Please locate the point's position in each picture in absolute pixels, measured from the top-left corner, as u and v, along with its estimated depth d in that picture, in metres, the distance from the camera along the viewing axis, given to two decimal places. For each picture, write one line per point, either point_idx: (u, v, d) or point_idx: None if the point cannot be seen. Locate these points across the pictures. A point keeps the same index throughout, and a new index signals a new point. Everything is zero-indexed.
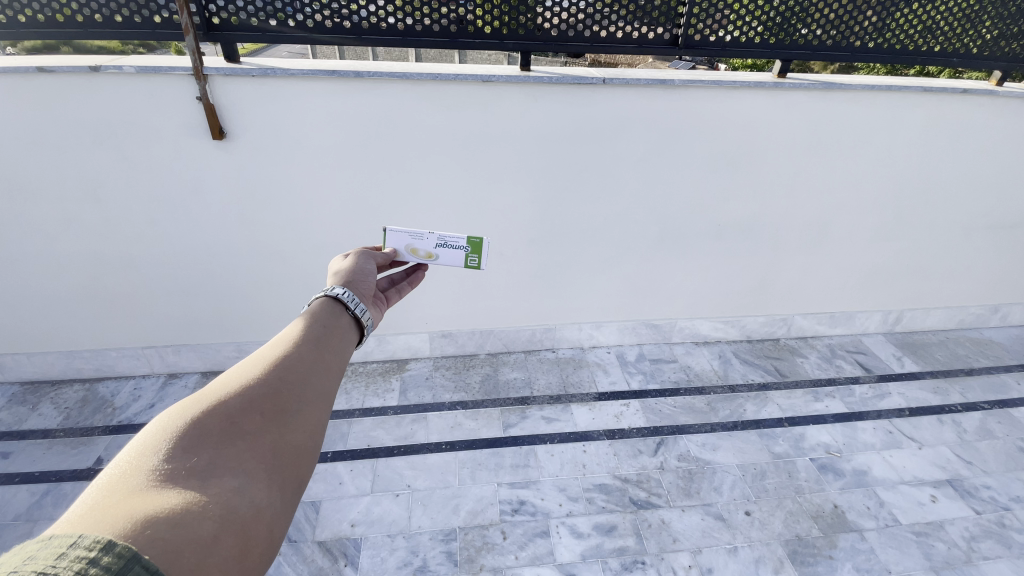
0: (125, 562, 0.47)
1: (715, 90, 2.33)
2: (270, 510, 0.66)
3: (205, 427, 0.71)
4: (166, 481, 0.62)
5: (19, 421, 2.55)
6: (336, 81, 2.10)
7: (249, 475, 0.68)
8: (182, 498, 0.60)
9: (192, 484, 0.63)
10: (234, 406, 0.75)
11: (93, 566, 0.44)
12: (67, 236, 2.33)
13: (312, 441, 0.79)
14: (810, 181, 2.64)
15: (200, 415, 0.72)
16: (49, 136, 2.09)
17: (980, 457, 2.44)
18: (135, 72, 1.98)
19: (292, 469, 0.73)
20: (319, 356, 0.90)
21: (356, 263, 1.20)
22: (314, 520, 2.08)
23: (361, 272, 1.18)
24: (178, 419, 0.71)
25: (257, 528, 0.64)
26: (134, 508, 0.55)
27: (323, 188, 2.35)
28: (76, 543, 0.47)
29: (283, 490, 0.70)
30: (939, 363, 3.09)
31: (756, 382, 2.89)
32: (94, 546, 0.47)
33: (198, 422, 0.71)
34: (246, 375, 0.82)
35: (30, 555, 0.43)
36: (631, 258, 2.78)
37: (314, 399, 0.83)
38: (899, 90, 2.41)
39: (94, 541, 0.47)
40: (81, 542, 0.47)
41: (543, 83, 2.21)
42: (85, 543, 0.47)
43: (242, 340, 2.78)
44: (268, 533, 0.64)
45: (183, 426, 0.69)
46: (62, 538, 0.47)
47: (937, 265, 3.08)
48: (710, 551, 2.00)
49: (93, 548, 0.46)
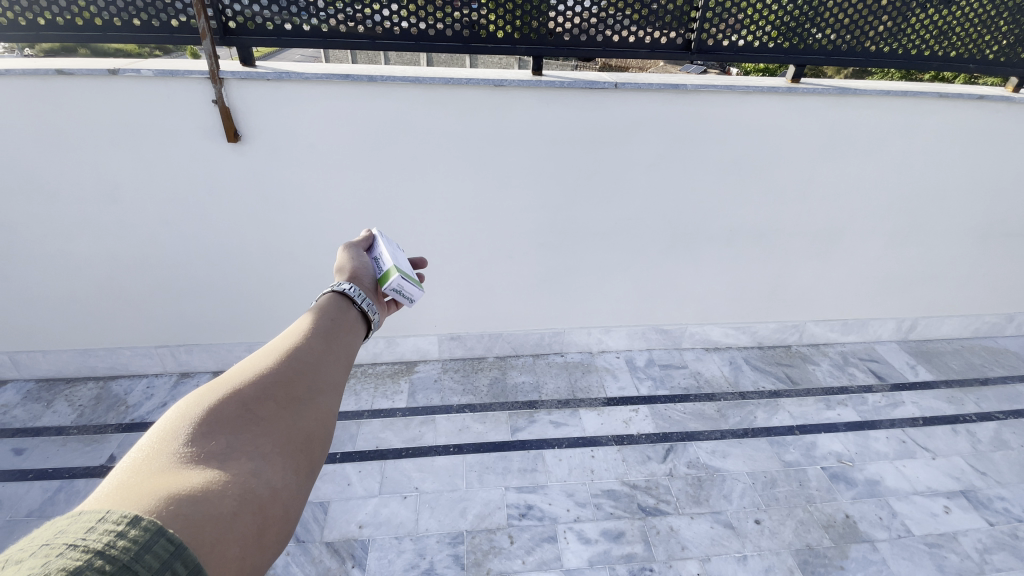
0: (151, 535, 0.48)
1: (728, 95, 2.32)
2: (285, 491, 0.67)
3: (222, 411, 0.71)
4: (186, 462, 0.63)
5: (34, 417, 2.59)
6: (349, 84, 2.12)
7: (266, 458, 0.69)
8: (203, 478, 0.61)
9: (211, 466, 0.63)
10: (249, 392, 0.76)
11: (120, 539, 0.46)
12: (83, 236, 2.37)
13: (324, 428, 0.79)
14: (823, 186, 2.62)
15: (218, 401, 0.73)
16: (67, 137, 2.12)
17: (995, 468, 2.40)
18: (153, 75, 2.01)
19: (305, 454, 0.74)
20: (330, 349, 0.91)
21: (361, 260, 1.20)
22: (323, 521, 2.09)
23: (367, 269, 1.19)
24: (196, 404, 0.72)
25: (275, 509, 0.64)
26: (158, 486, 0.57)
27: (334, 191, 2.37)
28: (104, 517, 0.48)
29: (297, 473, 0.71)
30: (953, 372, 3.05)
31: (766, 389, 2.87)
32: (121, 520, 0.48)
33: (216, 407, 0.72)
34: (260, 365, 0.83)
35: (61, 529, 0.46)
36: (641, 262, 2.77)
37: (325, 389, 0.84)
38: (914, 95, 2.38)
39: (122, 515, 0.49)
40: (110, 516, 0.48)
41: (554, 87, 2.21)
42: (113, 516, 0.48)
43: (253, 340, 2.80)
44: (284, 514, 0.65)
45: (201, 411, 0.70)
46: (93, 512, 0.48)
47: (952, 273, 3.04)
48: (719, 559, 1.98)
49: (122, 521, 0.48)
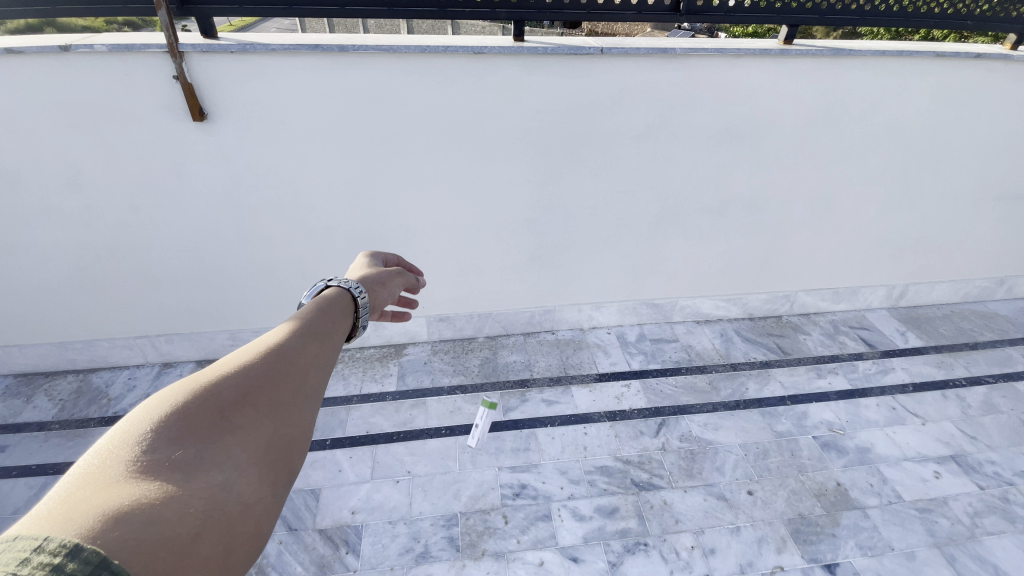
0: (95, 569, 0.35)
1: (718, 60, 2.23)
2: (262, 507, 0.53)
3: (195, 411, 0.56)
4: (146, 471, 0.48)
5: (13, 414, 2.52)
6: (318, 55, 1.99)
7: (242, 468, 0.54)
8: (162, 491, 0.47)
9: (174, 477, 0.49)
10: (230, 388, 0.61)
11: None
12: (50, 224, 2.25)
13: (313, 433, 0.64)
14: (815, 154, 2.56)
15: (191, 399, 0.57)
16: (22, 120, 1.99)
17: (984, 432, 2.42)
18: (108, 51, 1.88)
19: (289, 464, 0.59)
20: (325, 344, 0.75)
21: (387, 273, 1.07)
22: (314, 508, 2.07)
23: (387, 282, 1.04)
24: (164, 403, 0.56)
25: (246, 528, 0.50)
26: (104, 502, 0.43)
27: (312, 170, 2.27)
28: (39, 548, 0.36)
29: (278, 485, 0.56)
30: (943, 337, 3.06)
31: (758, 360, 2.86)
32: (59, 550, 0.35)
33: (189, 406, 0.56)
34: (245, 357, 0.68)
35: None
36: (632, 237, 2.72)
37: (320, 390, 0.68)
38: (909, 55, 2.30)
39: (60, 544, 0.36)
40: (45, 546, 0.36)
41: (538, 54, 2.11)
42: (51, 546, 0.36)
43: (235, 328, 2.73)
44: (254, 534, 0.51)
45: (170, 410, 0.55)
46: (25, 540, 0.36)
47: (942, 238, 3.02)
48: (713, 531, 1.99)
49: (59, 553, 0.35)
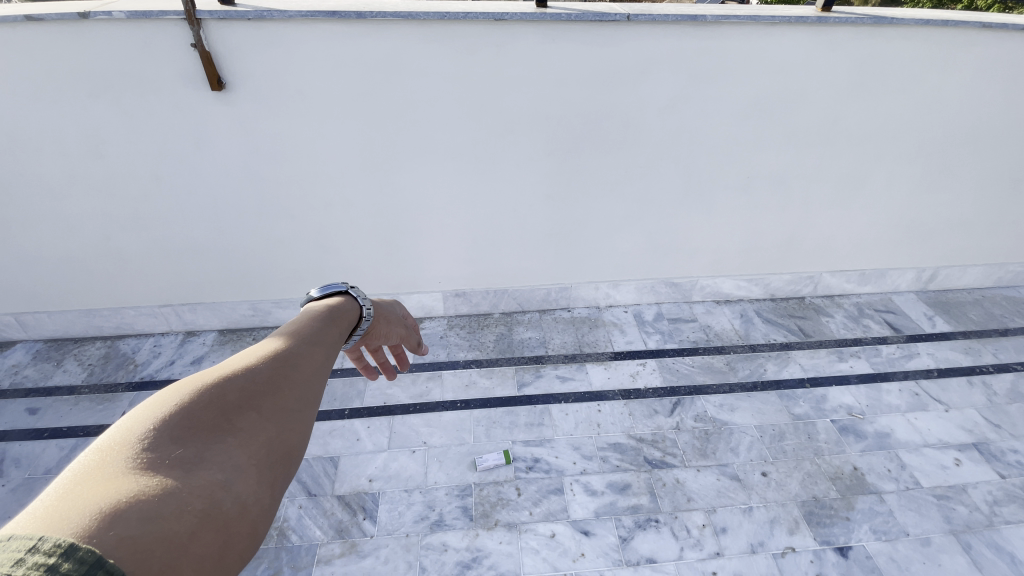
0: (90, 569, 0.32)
1: (751, 27, 2.12)
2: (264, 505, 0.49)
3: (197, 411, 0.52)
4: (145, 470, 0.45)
5: (45, 377, 2.62)
6: (335, 22, 1.95)
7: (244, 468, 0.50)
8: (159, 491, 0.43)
9: (173, 475, 0.45)
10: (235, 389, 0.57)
11: None
12: (75, 193, 2.29)
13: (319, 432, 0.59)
14: (849, 129, 2.45)
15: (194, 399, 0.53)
16: (45, 89, 2.00)
17: (1010, 420, 2.36)
18: (126, 18, 1.86)
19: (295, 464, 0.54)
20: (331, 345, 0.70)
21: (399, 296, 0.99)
22: (333, 475, 2.13)
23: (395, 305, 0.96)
24: (166, 401, 0.53)
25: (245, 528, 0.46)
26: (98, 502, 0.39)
27: (328, 141, 2.25)
28: (34, 548, 0.33)
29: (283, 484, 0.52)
30: (972, 322, 2.96)
31: (778, 342, 2.82)
32: (54, 550, 0.33)
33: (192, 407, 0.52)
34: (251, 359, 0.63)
35: None
36: (653, 214, 2.65)
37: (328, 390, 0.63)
38: (956, 24, 2.16)
39: (56, 544, 0.33)
40: (41, 546, 0.33)
41: (560, 21, 2.02)
42: (46, 546, 0.33)
43: (255, 298, 2.77)
44: (252, 537, 0.46)
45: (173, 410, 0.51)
46: (18, 539, 0.33)
47: (979, 220, 2.89)
48: (724, 510, 2.00)
49: (54, 552, 0.32)
